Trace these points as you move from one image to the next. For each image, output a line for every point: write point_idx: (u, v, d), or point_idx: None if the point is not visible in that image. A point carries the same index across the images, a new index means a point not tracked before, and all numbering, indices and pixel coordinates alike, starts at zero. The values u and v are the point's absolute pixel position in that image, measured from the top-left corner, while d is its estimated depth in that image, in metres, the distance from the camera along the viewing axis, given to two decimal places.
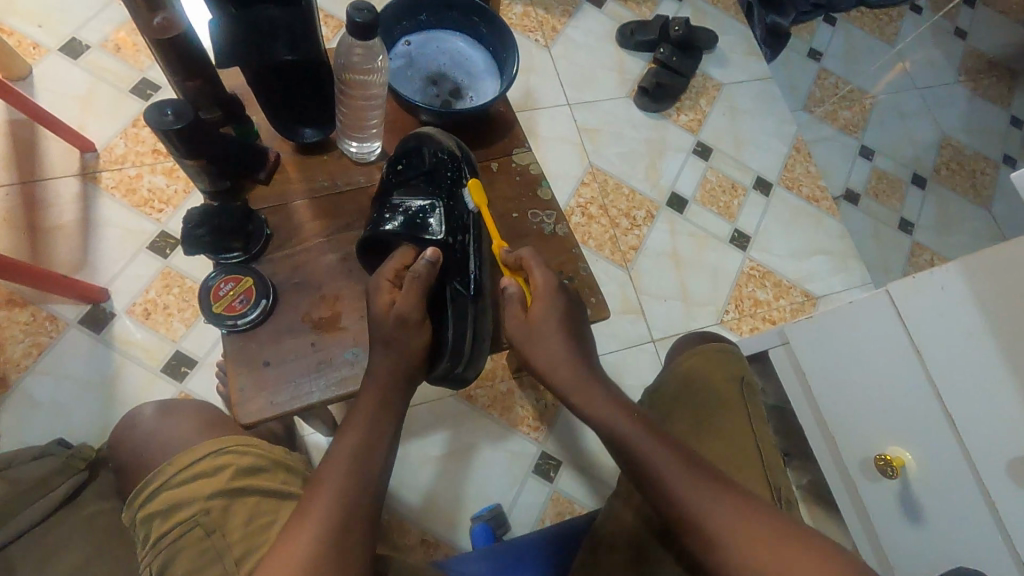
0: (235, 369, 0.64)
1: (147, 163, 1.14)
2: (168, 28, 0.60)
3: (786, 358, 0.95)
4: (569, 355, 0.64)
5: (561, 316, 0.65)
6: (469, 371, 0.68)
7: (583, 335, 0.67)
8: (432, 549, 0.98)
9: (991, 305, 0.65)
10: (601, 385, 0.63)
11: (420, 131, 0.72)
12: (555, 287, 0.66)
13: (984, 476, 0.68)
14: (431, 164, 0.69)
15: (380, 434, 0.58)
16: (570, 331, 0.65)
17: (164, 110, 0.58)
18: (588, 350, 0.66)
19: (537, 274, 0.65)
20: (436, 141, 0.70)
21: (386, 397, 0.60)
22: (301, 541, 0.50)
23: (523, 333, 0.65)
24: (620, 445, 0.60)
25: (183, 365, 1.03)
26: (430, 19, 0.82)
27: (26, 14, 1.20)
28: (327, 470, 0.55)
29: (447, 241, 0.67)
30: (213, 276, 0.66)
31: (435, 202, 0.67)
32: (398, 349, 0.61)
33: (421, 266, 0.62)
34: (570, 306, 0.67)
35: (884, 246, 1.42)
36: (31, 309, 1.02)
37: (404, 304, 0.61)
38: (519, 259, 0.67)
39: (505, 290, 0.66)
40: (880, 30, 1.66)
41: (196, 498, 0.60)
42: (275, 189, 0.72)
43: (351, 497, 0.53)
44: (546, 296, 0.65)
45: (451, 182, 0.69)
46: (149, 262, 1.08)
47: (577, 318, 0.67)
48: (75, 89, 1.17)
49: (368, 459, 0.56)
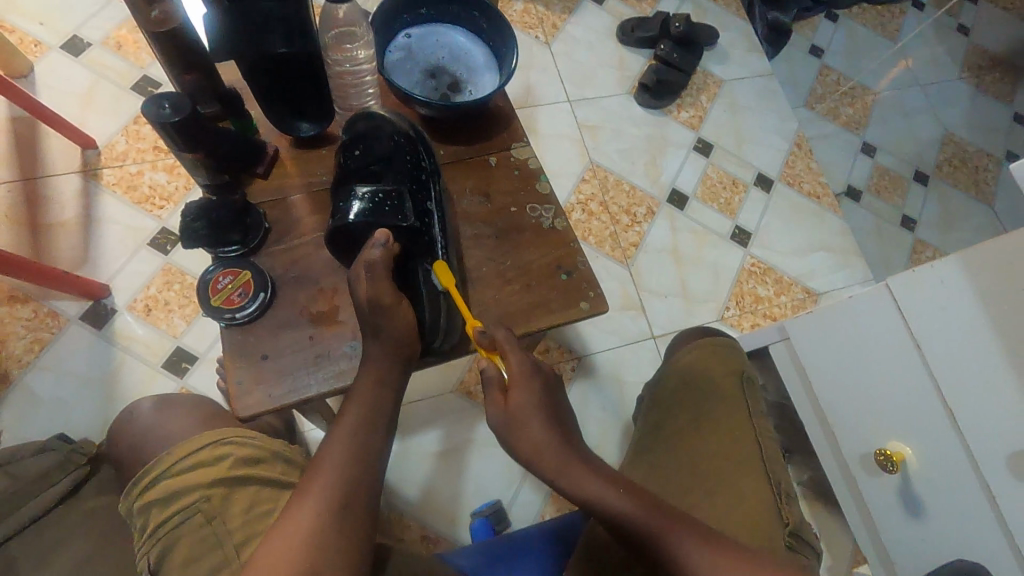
0: (234, 363, 0.64)
1: (148, 160, 1.14)
2: (164, 21, 0.61)
3: (787, 354, 0.95)
4: (553, 437, 0.62)
5: (541, 397, 0.63)
6: (446, 344, 0.68)
7: (561, 410, 0.65)
8: (431, 545, 0.98)
9: (989, 299, 0.64)
10: (590, 468, 0.61)
11: (373, 114, 0.71)
12: (531, 370, 0.64)
13: (985, 472, 0.68)
14: (390, 148, 0.68)
15: (379, 420, 0.59)
16: (550, 414, 0.63)
17: (162, 103, 0.59)
18: (566, 424, 0.65)
19: (511, 358, 0.64)
20: (391, 125, 0.69)
21: (380, 380, 0.60)
22: (303, 521, 0.51)
23: (504, 421, 0.63)
24: (617, 524, 0.58)
25: (183, 361, 1.04)
26: (431, 13, 0.82)
27: (27, 12, 1.21)
28: (328, 455, 0.55)
29: (416, 226, 0.65)
30: (211, 270, 0.66)
31: (397, 186, 0.66)
32: (388, 337, 0.61)
33: (375, 253, 0.60)
34: (548, 384, 0.65)
35: (886, 242, 1.41)
36: (33, 305, 1.03)
37: (368, 289, 0.60)
38: (494, 342, 0.65)
39: (483, 373, 0.63)
40: (882, 27, 1.65)
41: (196, 486, 0.60)
42: (273, 183, 0.72)
43: (352, 482, 0.54)
44: (523, 380, 0.63)
45: (412, 166, 0.68)
46: (150, 259, 1.09)
47: (554, 396, 0.65)
48: (77, 87, 1.17)
49: (368, 444, 0.57)
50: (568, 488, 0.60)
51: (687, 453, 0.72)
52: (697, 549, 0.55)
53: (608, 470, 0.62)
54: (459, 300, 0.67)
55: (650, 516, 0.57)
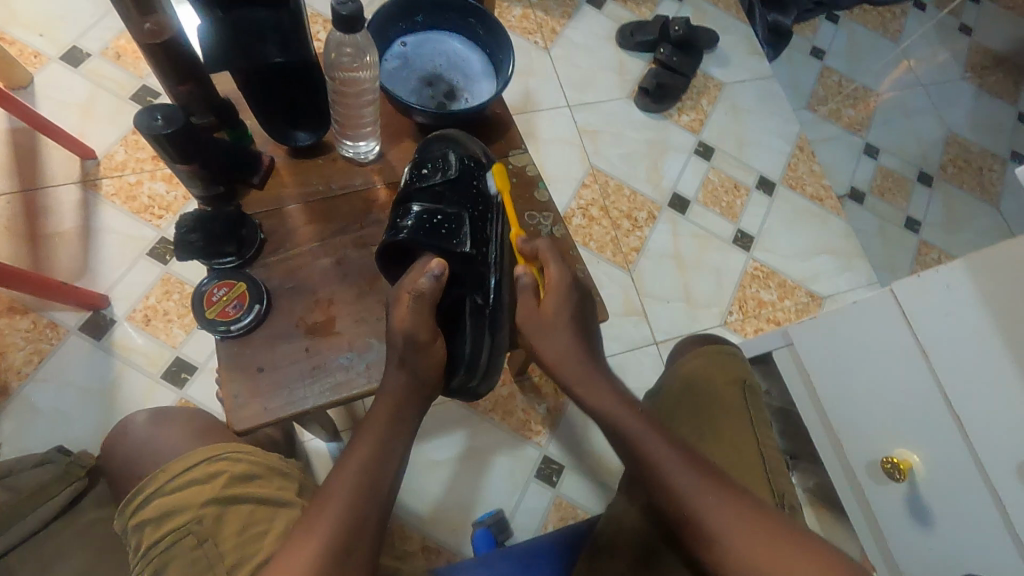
0: (229, 376, 0.64)
1: (147, 169, 1.14)
2: (159, 32, 0.59)
3: (791, 359, 0.93)
4: (573, 343, 0.64)
5: (572, 305, 0.66)
6: (482, 384, 0.69)
7: (589, 325, 0.67)
8: (433, 555, 0.97)
9: (998, 303, 0.63)
10: (604, 377, 0.63)
11: (452, 135, 0.72)
12: (569, 284, 0.65)
13: (994, 480, 0.67)
14: (459, 169, 0.68)
15: (387, 454, 0.57)
16: (576, 321, 0.65)
17: (155, 115, 0.58)
18: (592, 340, 0.66)
19: (552, 269, 0.65)
20: (462, 148, 0.70)
21: (398, 403, 0.60)
22: (301, 558, 0.49)
23: (533, 322, 0.65)
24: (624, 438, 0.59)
25: (182, 371, 1.03)
26: (427, 21, 0.81)
27: (26, 23, 1.21)
28: (335, 486, 0.54)
29: (471, 254, 0.65)
30: (206, 282, 0.65)
31: (460, 211, 0.66)
32: (410, 369, 0.61)
33: (425, 283, 0.61)
34: (580, 300, 0.67)
35: (890, 244, 1.40)
36: (32, 316, 1.02)
37: (409, 322, 0.61)
38: (536, 251, 0.67)
39: (519, 279, 0.65)
40: (884, 28, 1.64)
41: (188, 506, 0.59)
42: (268, 194, 0.71)
43: (356, 511, 0.53)
44: (559, 291, 0.65)
45: (476, 194, 0.69)
46: (149, 268, 1.08)
47: (583, 309, 0.67)
48: (76, 97, 1.17)
49: (376, 477, 0.55)
50: (576, 396, 0.63)
51: None
52: (700, 488, 0.54)
53: (622, 389, 0.63)
54: (510, 209, 0.70)
55: (656, 442, 0.57)
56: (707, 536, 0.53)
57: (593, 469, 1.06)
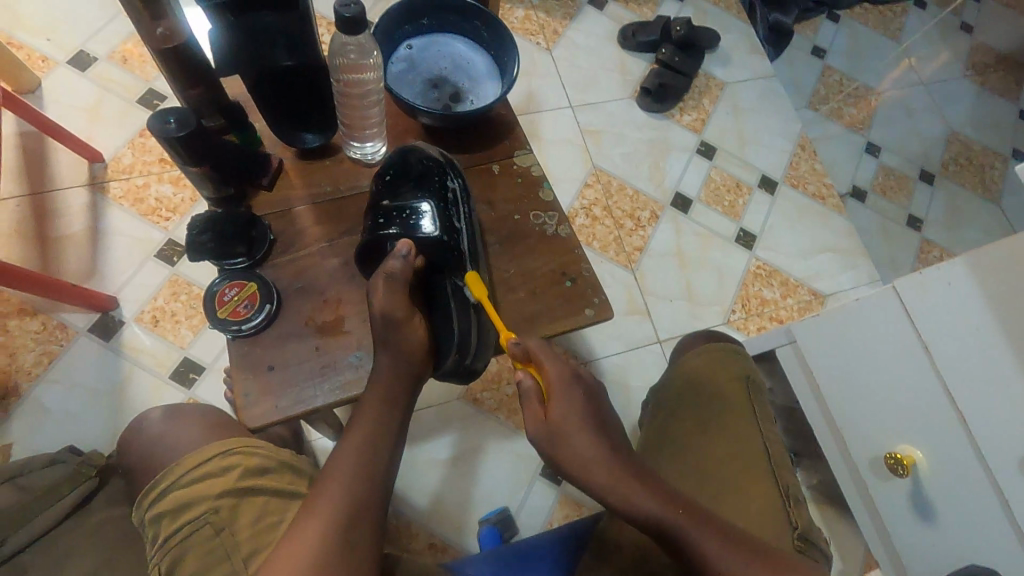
0: (240, 374, 0.65)
1: (154, 172, 1.15)
2: (170, 37, 0.60)
3: (794, 357, 0.94)
4: (594, 447, 0.60)
5: (580, 405, 0.62)
6: (477, 362, 0.68)
7: (602, 415, 0.64)
8: (441, 553, 0.97)
9: (998, 298, 0.64)
10: (618, 462, 0.60)
11: (405, 145, 0.71)
12: (569, 376, 0.64)
13: (996, 474, 0.67)
14: (420, 169, 0.69)
15: (386, 436, 0.59)
16: (592, 419, 0.62)
17: (168, 118, 0.59)
18: (607, 426, 0.63)
19: (549, 366, 0.64)
20: (421, 150, 0.70)
21: (380, 384, 0.61)
22: (308, 540, 0.51)
23: (543, 433, 0.61)
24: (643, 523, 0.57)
25: (191, 371, 1.04)
26: (432, 24, 0.82)
27: (34, 28, 1.22)
28: (336, 469, 0.55)
29: (443, 239, 0.65)
30: (217, 282, 0.66)
31: (426, 198, 0.67)
32: (394, 347, 0.62)
33: (395, 266, 0.62)
34: (589, 393, 0.64)
35: (892, 243, 1.41)
36: (42, 318, 1.04)
37: (382, 301, 0.62)
38: (527, 352, 0.65)
39: (520, 386, 0.63)
40: (884, 26, 1.65)
41: (203, 498, 0.60)
42: (277, 195, 0.72)
43: (357, 496, 0.54)
44: (561, 390, 0.62)
45: (441, 186, 0.68)
46: (157, 270, 1.09)
47: (595, 403, 0.64)
48: (83, 100, 1.18)
49: (375, 462, 0.57)
50: (612, 500, 0.58)
51: (694, 454, 0.72)
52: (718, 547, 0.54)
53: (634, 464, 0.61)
54: (492, 313, 0.68)
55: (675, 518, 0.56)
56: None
57: None
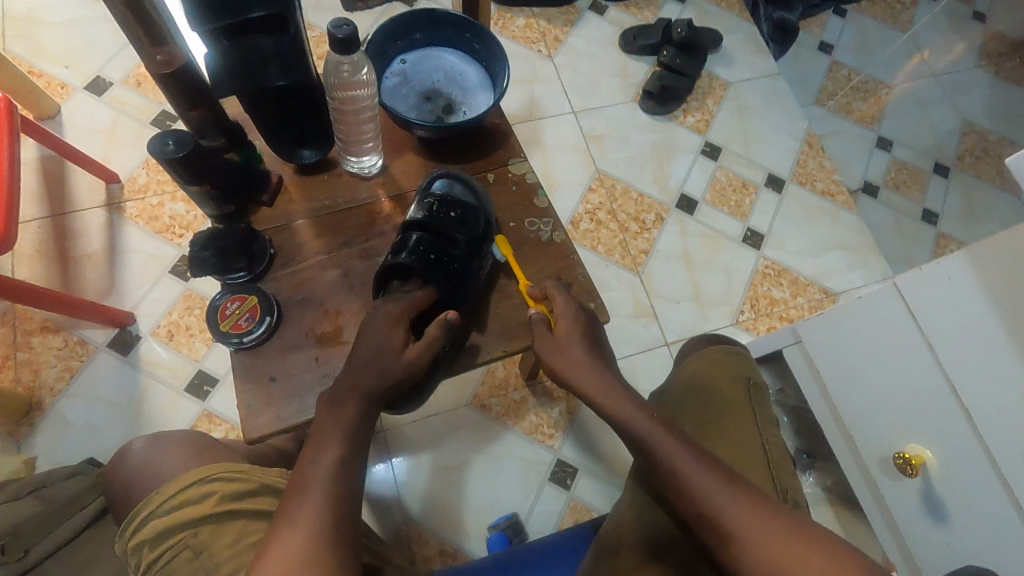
0: (243, 385, 0.66)
1: (168, 191, 1.19)
2: (170, 63, 0.62)
3: (801, 356, 0.94)
4: (589, 359, 0.66)
5: (583, 330, 0.68)
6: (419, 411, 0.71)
7: (601, 344, 0.69)
8: (450, 559, 0.98)
9: (1001, 293, 0.63)
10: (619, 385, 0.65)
11: (480, 195, 0.75)
12: (578, 314, 0.69)
13: (1006, 472, 0.66)
14: (482, 229, 0.71)
15: (358, 445, 0.58)
16: (592, 342, 0.68)
17: (166, 141, 0.61)
18: (603, 353, 0.68)
19: (559, 299, 0.70)
20: (490, 209, 0.75)
21: (358, 388, 0.60)
22: (289, 552, 0.49)
23: (547, 344, 0.68)
24: (635, 441, 0.61)
25: (205, 384, 1.07)
26: (425, 38, 0.83)
27: (53, 56, 1.27)
28: (312, 481, 0.53)
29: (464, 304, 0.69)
30: (219, 296, 0.68)
31: (469, 262, 0.70)
32: (380, 369, 0.61)
33: (436, 328, 0.65)
34: (591, 323, 0.70)
35: (907, 238, 1.38)
36: (63, 335, 1.07)
37: (417, 355, 0.63)
38: (545, 292, 0.72)
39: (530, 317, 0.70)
40: (892, 19, 1.63)
41: (182, 524, 0.62)
42: (278, 210, 0.75)
43: (335, 506, 0.52)
44: (571, 317, 0.69)
45: (486, 252, 0.72)
46: (172, 285, 1.13)
47: (594, 331, 0.70)
48: (100, 124, 1.23)
49: (351, 473, 0.55)
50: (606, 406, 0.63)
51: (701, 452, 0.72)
52: (706, 480, 0.56)
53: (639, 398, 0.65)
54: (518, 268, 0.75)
55: (668, 444, 0.59)
56: (724, 532, 0.54)
57: (609, 470, 1.07)
